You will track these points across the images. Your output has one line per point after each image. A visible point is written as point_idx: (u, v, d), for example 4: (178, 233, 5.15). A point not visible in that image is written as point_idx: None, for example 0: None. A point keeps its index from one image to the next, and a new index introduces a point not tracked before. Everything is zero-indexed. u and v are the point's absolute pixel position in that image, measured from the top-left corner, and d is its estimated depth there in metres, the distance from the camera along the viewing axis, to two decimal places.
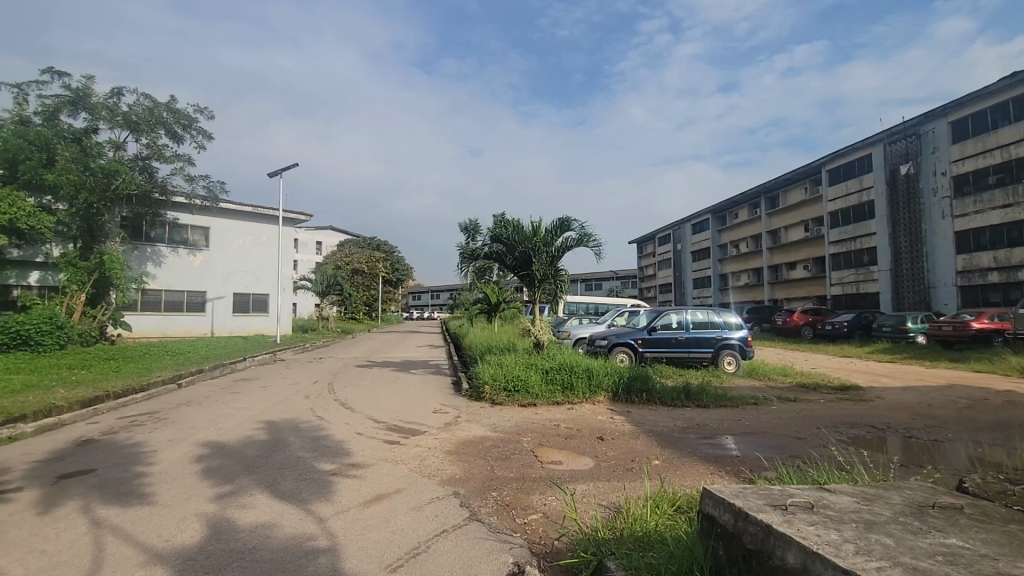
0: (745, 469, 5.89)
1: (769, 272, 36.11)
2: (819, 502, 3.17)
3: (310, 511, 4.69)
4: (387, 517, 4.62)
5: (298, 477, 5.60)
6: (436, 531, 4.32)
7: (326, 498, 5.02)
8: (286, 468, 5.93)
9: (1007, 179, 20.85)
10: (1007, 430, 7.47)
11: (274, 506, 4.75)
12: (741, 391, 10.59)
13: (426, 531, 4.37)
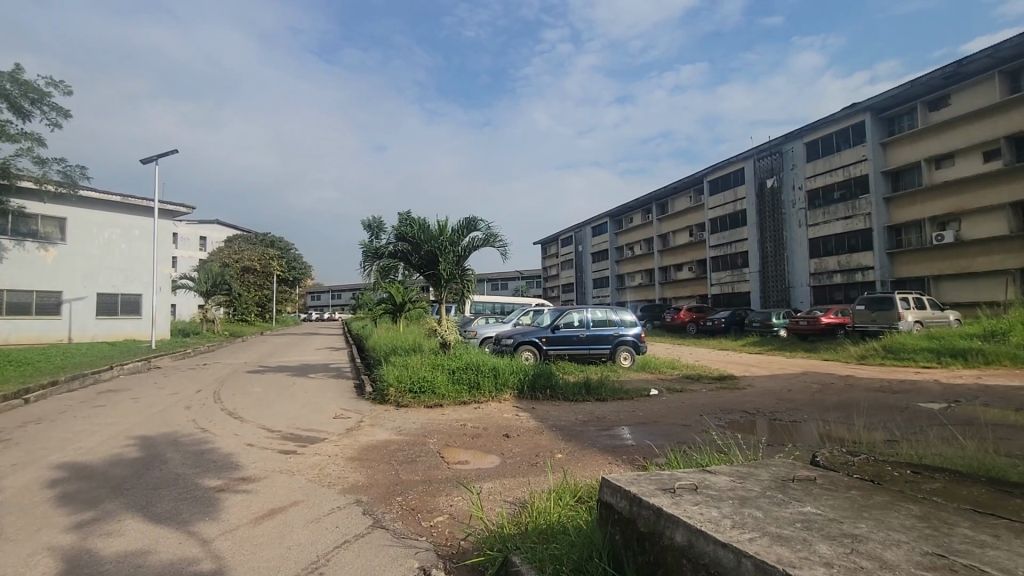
0: (638, 457, 5.87)
1: (660, 273, 38.77)
2: (701, 481, 3.11)
3: (192, 533, 3.95)
4: (282, 532, 4.01)
5: (178, 496, 4.68)
6: (336, 542, 3.80)
7: (211, 517, 4.25)
8: (161, 484, 5.03)
9: (848, 195, 23.76)
10: (846, 408, 8.34)
11: (147, 531, 3.94)
12: (636, 384, 11.06)
13: (325, 543, 3.82)
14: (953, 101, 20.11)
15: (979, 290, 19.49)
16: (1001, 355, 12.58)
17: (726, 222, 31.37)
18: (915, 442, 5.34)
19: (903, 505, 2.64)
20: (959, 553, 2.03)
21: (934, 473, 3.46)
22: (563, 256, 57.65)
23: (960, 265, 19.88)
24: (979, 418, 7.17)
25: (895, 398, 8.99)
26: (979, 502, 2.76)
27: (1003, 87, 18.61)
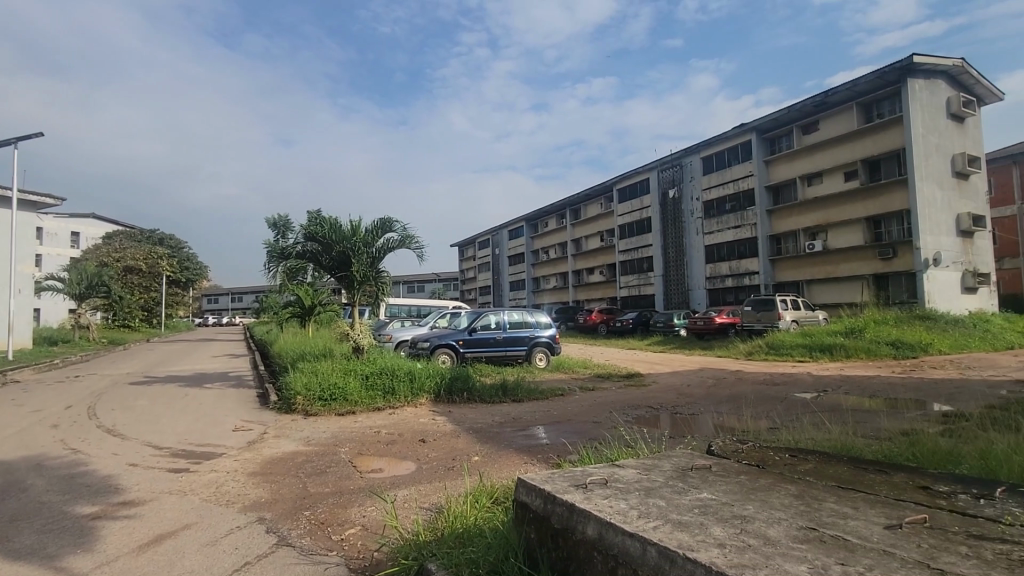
0: (552, 455, 6.05)
1: (574, 277, 40.20)
2: (610, 475, 3.27)
3: (60, 569, 3.48)
4: (172, 559, 3.67)
5: (42, 528, 4.11)
6: (236, 566, 3.54)
7: (85, 549, 3.78)
8: (20, 516, 4.37)
9: (738, 207, 26.17)
10: (736, 400, 9.18)
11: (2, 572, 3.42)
12: (551, 384, 11.39)
13: (223, 567, 3.55)
14: (821, 127, 22.84)
15: (841, 293, 22.22)
16: (859, 350, 14.51)
17: (633, 228, 33.21)
18: (792, 428, 5.96)
19: (783, 486, 2.96)
20: (827, 525, 2.33)
21: (807, 455, 3.91)
22: (479, 259, 57.87)
23: (828, 271, 22.56)
24: (842, 405, 8.20)
25: (776, 390, 10.03)
26: (842, 478, 3.17)
27: (859, 117, 21.48)
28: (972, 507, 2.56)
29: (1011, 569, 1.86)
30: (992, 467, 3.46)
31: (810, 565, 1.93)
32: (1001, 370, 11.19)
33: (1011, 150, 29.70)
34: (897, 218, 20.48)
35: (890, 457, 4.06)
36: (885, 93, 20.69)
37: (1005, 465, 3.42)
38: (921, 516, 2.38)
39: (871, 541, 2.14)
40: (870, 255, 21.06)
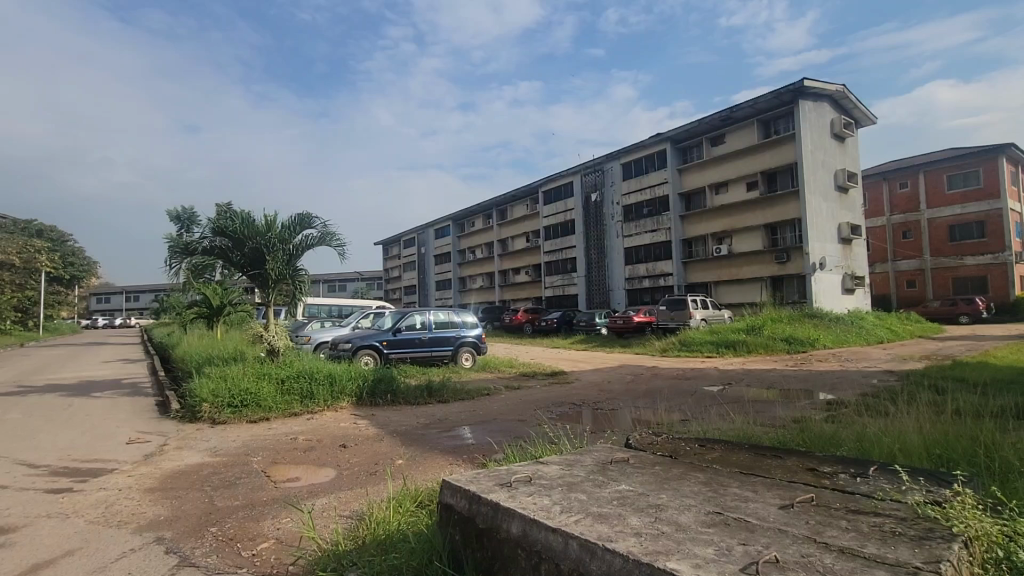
0: (478, 455, 6.05)
1: (500, 277, 40.53)
2: (534, 472, 3.33)
3: None
4: None
5: None
6: None
7: None
8: None
9: (654, 212, 27.63)
10: (652, 395, 9.70)
11: None
12: (477, 384, 11.41)
13: None
14: (727, 139, 24.69)
15: (744, 294, 24.12)
16: (759, 345, 15.86)
17: (558, 230, 34.05)
18: (702, 420, 6.39)
19: (692, 474, 3.17)
20: (731, 508, 2.52)
21: (714, 444, 4.21)
22: (404, 258, 56.70)
23: (732, 273, 24.39)
24: (745, 396, 8.91)
25: (688, 384, 10.69)
26: (743, 464, 3.45)
27: (759, 132, 23.47)
28: (849, 485, 2.88)
29: (881, 537, 2.12)
30: (865, 448, 3.91)
31: (716, 547, 2.08)
32: (873, 362, 12.71)
33: (882, 168, 33.74)
34: (790, 226, 22.59)
35: (784, 442, 4.47)
36: (781, 112, 22.76)
37: (876, 446, 3.87)
38: (809, 496, 2.64)
39: (768, 521, 2.34)
40: (768, 260, 23.05)
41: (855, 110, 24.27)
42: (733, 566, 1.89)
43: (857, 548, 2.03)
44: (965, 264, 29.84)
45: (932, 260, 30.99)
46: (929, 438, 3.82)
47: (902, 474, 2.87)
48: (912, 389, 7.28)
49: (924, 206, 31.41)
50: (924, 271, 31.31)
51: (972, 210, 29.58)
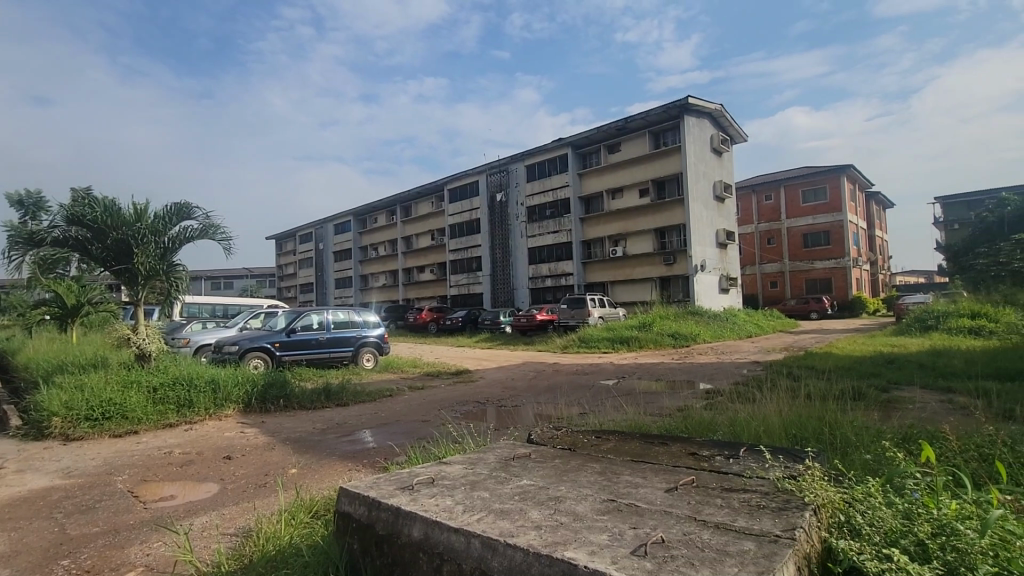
0: (379, 459, 5.85)
1: (404, 275, 39.64)
2: (436, 474, 3.30)
3: None
4: None
5: None
6: None
7: None
8: None
9: (556, 214, 28.61)
10: (553, 391, 10.04)
11: None
12: (379, 385, 11.04)
13: None
14: (623, 148, 26.25)
15: (637, 293, 25.76)
16: (650, 340, 17.07)
17: (463, 228, 34.02)
18: (598, 412, 6.72)
19: (589, 465, 3.33)
20: (622, 495, 2.68)
21: (609, 435, 4.45)
22: (300, 254, 53.39)
23: (627, 273, 25.96)
24: (637, 389, 9.54)
25: (586, 379, 11.21)
26: (635, 452, 3.69)
27: (651, 143, 25.24)
28: (724, 465, 3.20)
29: (749, 511, 2.38)
30: (736, 432, 4.36)
31: (610, 533, 2.20)
32: (744, 354, 14.22)
33: (751, 181, 37.85)
34: (676, 231, 24.54)
35: (670, 430, 4.84)
36: (669, 125, 24.66)
37: (744, 429, 4.33)
38: (691, 478, 2.89)
39: (655, 505, 2.52)
40: (658, 261, 24.86)
41: (730, 128, 27.03)
42: (624, 550, 2.01)
43: (729, 522, 2.26)
44: (815, 267, 34.44)
45: (790, 263, 35.38)
46: (786, 419, 4.35)
47: (765, 453, 3.24)
48: (774, 377, 8.25)
49: (784, 216, 35.77)
50: (784, 273, 35.66)
51: (821, 221, 34.22)
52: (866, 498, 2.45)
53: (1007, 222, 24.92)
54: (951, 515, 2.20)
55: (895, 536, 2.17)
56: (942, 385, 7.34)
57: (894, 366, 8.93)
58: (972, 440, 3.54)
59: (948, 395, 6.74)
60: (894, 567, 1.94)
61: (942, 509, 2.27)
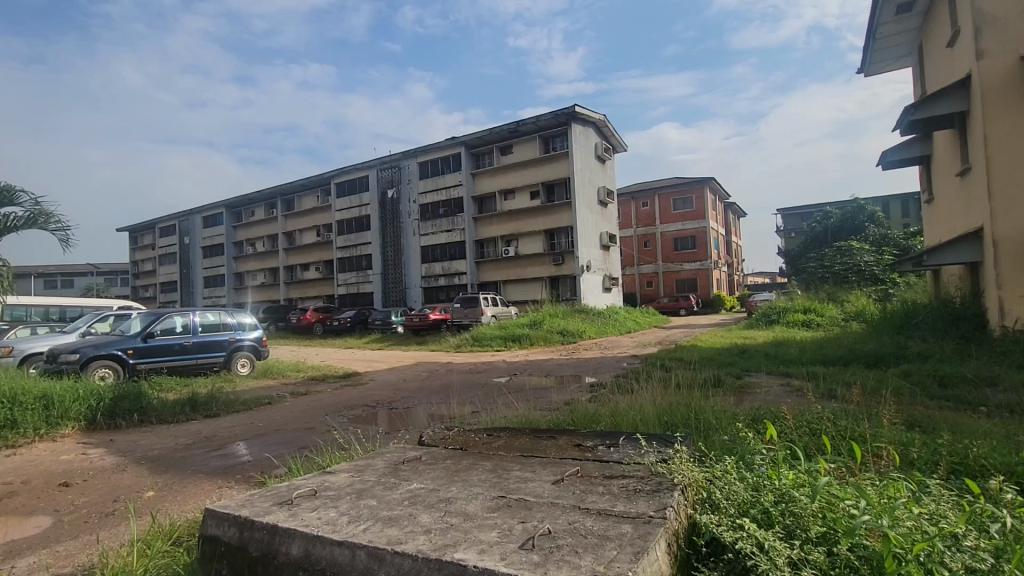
0: (254, 473, 5.36)
1: (285, 273, 36.89)
2: (319, 484, 3.10)
3: None
4: None
5: None
6: None
7: None
8: None
9: (449, 213, 28.44)
10: (446, 390, 9.98)
11: None
12: (255, 392, 10.13)
13: None
14: (515, 150, 26.85)
15: (528, 291, 26.52)
16: (540, 338, 17.66)
17: (352, 225, 32.49)
18: (491, 410, 6.79)
19: (480, 463, 3.35)
20: (512, 491, 2.73)
21: (501, 432, 4.51)
22: (160, 248, 47.37)
23: (518, 272, 26.61)
24: (528, 385, 9.81)
25: (478, 377, 11.28)
26: (524, 448, 3.78)
27: (541, 147, 26.12)
28: (605, 454, 3.40)
29: (627, 495, 2.55)
30: (618, 423, 4.67)
31: (499, 530, 2.23)
32: (624, 348, 15.32)
33: (631, 188, 40.78)
34: (564, 233, 25.68)
35: (558, 424, 5.04)
36: (558, 131, 25.72)
37: (624, 419, 4.65)
38: (575, 468, 3.02)
39: (543, 497, 2.61)
40: (548, 261, 25.82)
41: (612, 138, 28.89)
42: (513, 545, 2.05)
43: (610, 508, 2.40)
44: (684, 268, 38.09)
45: (663, 265, 38.74)
46: (660, 407, 4.74)
47: (640, 440, 3.50)
48: (651, 369, 8.97)
49: (659, 222, 39.08)
50: (659, 273, 38.93)
51: (689, 226, 37.92)
52: (722, 475, 2.75)
53: (829, 231, 29.64)
54: (789, 485, 2.54)
55: (745, 506, 2.46)
56: (783, 370, 8.50)
57: (747, 355, 10.16)
58: (805, 418, 4.13)
59: (788, 379, 7.82)
60: (746, 534, 2.19)
61: (783, 479, 2.62)
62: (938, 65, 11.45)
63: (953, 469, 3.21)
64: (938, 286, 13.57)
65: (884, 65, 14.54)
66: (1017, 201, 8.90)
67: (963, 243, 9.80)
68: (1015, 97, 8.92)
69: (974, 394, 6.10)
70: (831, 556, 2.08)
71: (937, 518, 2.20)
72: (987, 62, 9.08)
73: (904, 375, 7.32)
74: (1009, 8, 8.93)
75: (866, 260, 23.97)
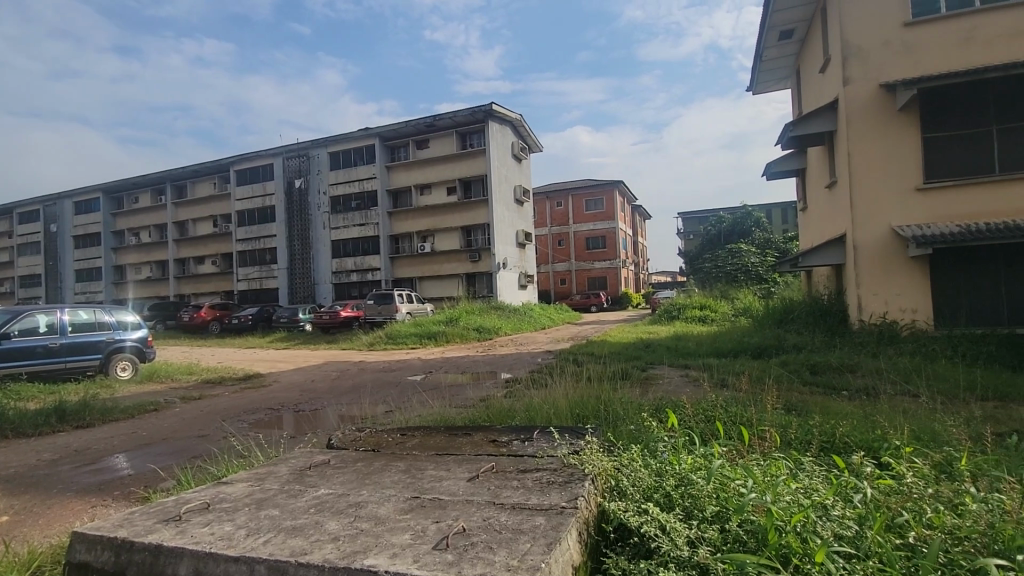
0: (137, 488, 4.80)
1: (175, 266, 33.55)
2: (212, 497, 2.83)
3: None
4: None
5: None
6: None
7: None
8: None
9: (362, 206, 27.38)
10: (358, 390, 9.61)
11: None
12: (138, 398, 9.10)
13: None
14: (431, 145, 26.43)
15: (444, 288, 26.28)
16: (456, 334, 17.57)
17: (253, 216, 30.21)
18: (405, 409, 6.63)
19: (393, 464, 3.26)
20: (426, 490, 2.68)
21: (415, 432, 4.42)
22: (18, 236, 41.06)
23: (434, 269, 26.26)
24: (443, 382, 9.72)
25: (392, 376, 11.00)
26: (439, 446, 3.73)
27: (458, 143, 25.95)
28: (520, 448, 3.44)
29: (540, 488, 2.60)
30: (532, 417, 4.75)
31: (412, 531, 2.17)
32: (539, 344, 15.70)
33: (546, 188, 41.78)
34: (481, 229, 25.73)
35: (474, 421, 5.03)
36: (475, 128, 25.69)
37: (538, 413, 4.75)
38: (490, 464, 3.03)
39: (457, 495, 2.58)
40: (464, 258, 25.73)
41: (528, 138, 29.36)
42: (426, 547, 2.01)
43: (524, 501, 2.44)
44: (595, 267, 39.72)
45: (576, 263, 40.15)
46: (572, 400, 4.89)
47: (553, 433, 3.59)
48: (564, 364, 9.26)
49: (572, 221, 40.42)
50: (571, 271, 40.28)
51: (599, 227, 39.62)
52: (629, 464, 2.88)
53: (722, 233, 32.34)
54: (687, 468, 2.73)
55: (649, 492, 2.60)
56: (683, 362, 9.14)
57: (652, 349, 10.81)
58: (701, 406, 4.46)
59: (686, 370, 8.44)
60: (649, 518, 2.32)
61: (683, 464, 2.81)
62: (813, 88, 12.86)
63: (822, 447, 3.62)
64: (810, 285, 15.30)
65: (769, 85, 16.10)
66: (873, 212, 10.24)
67: (831, 247, 11.11)
68: (873, 121, 10.24)
69: (838, 379, 6.96)
70: (724, 532, 2.26)
71: (811, 492, 2.47)
72: (852, 88, 10.35)
73: (783, 364, 8.18)
74: (869, 42, 10.23)
75: (752, 261, 26.49)
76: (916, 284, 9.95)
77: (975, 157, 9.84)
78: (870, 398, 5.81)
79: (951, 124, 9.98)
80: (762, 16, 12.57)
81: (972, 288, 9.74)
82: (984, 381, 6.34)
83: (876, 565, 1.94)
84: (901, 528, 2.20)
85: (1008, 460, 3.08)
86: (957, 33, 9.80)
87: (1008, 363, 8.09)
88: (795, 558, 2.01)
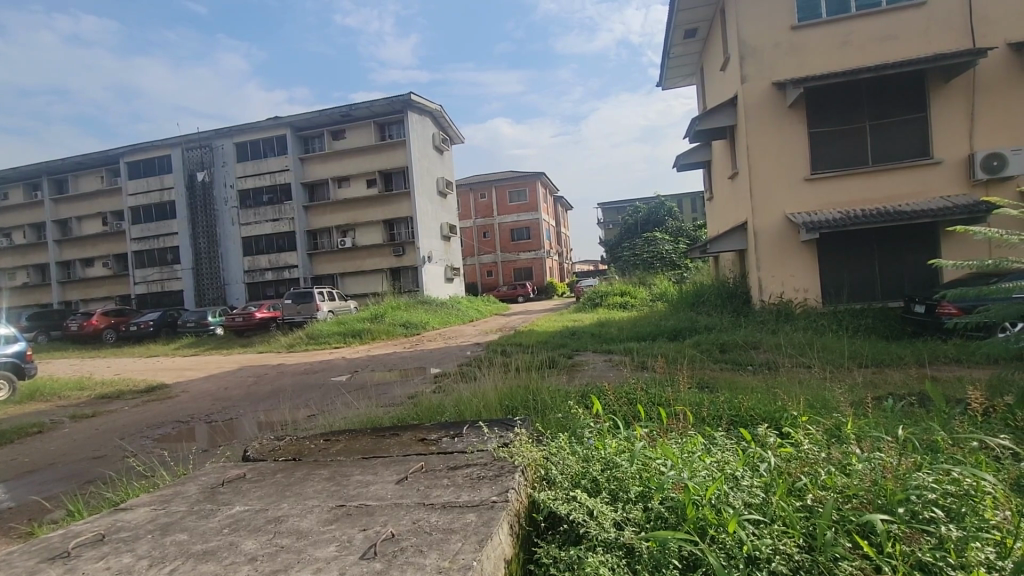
0: (20, 522, 4.22)
1: (57, 271, 29.88)
2: (108, 527, 2.54)
3: None
4: None
5: None
6: None
7: None
8: None
9: (275, 200, 25.72)
10: (277, 394, 9.08)
11: None
12: (16, 422, 8.00)
13: None
14: (348, 136, 25.36)
15: (367, 284, 25.38)
16: (383, 331, 17.04)
17: (150, 212, 27.48)
18: (329, 412, 6.37)
19: (316, 472, 3.10)
20: (352, 497, 2.57)
21: (341, 435, 4.24)
22: None
23: (356, 264, 25.30)
24: (370, 381, 9.45)
25: (315, 377, 10.53)
26: (365, 449, 3.61)
27: (376, 133, 25.07)
28: (450, 445, 3.40)
29: (471, 484, 2.58)
30: (462, 412, 4.71)
31: (337, 543, 2.07)
32: (466, 336, 15.69)
33: (468, 180, 41.48)
34: (404, 223, 25.11)
35: (403, 421, 4.90)
36: (394, 119, 24.95)
37: (468, 407, 4.72)
38: (420, 465, 2.97)
39: (385, 500, 2.50)
40: (387, 253, 24.94)
41: (450, 130, 29.11)
42: (352, 557, 1.93)
43: (454, 499, 2.41)
44: (520, 258, 40.20)
45: (501, 254, 40.37)
46: (500, 392, 4.90)
47: (482, 428, 3.58)
48: (492, 356, 9.32)
49: (496, 213, 40.53)
50: (498, 263, 40.48)
51: (524, 218, 40.07)
52: (558, 454, 2.94)
53: (639, 223, 33.81)
54: (613, 452, 2.83)
55: (577, 479, 2.68)
56: (606, 347, 9.50)
57: (577, 336, 11.12)
58: (623, 390, 4.65)
59: (610, 355, 8.78)
60: (578, 505, 2.37)
61: (607, 448, 2.90)
62: (715, 85, 13.74)
63: (732, 421, 3.91)
64: (718, 269, 16.34)
65: (677, 81, 17.05)
66: (771, 200, 11.17)
67: (734, 234, 12.02)
68: (769, 116, 11.10)
69: (744, 356, 7.54)
70: (646, 510, 2.37)
71: (724, 464, 2.65)
72: (749, 85, 11.18)
73: (696, 344, 8.73)
74: (763, 43, 11.06)
75: (666, 248, 28.04)
76: (808, 267, 10.98)
77: (852, 150, 10.99)
78: (772, 371, 6.36)
79: (833, 120, 11.04)
80: (668, 15, 13.21)
81: (853, 267, 10.92)
82: (865, 350, 7.15)
83: (780, 528, 2.12)
84: (800, 491, 2.44)
85: (886, 422, 3.47)
86: (836, 36, 10.84)
87: (883, 332, 9.18)
88: (711, 529, 2.14)
